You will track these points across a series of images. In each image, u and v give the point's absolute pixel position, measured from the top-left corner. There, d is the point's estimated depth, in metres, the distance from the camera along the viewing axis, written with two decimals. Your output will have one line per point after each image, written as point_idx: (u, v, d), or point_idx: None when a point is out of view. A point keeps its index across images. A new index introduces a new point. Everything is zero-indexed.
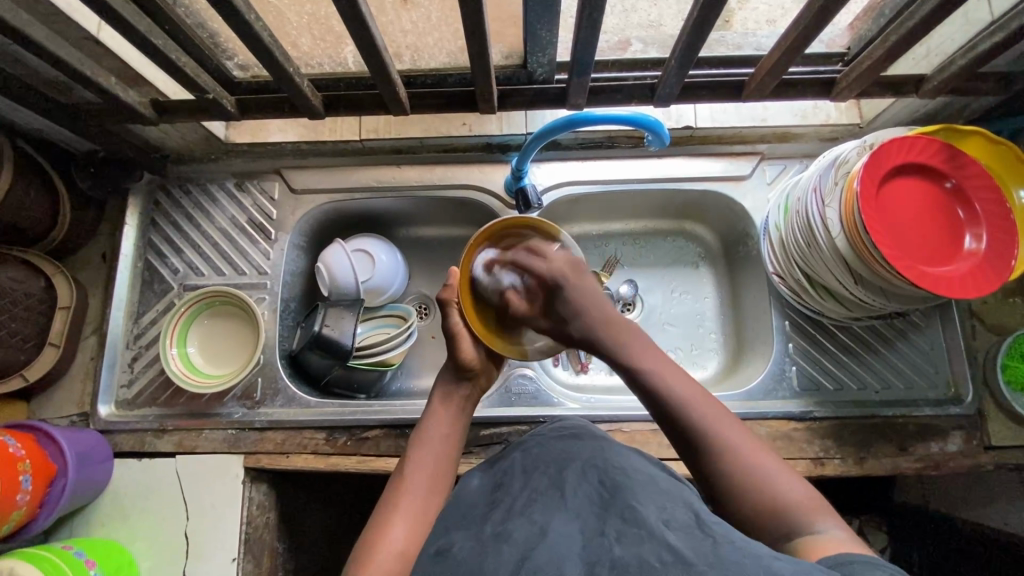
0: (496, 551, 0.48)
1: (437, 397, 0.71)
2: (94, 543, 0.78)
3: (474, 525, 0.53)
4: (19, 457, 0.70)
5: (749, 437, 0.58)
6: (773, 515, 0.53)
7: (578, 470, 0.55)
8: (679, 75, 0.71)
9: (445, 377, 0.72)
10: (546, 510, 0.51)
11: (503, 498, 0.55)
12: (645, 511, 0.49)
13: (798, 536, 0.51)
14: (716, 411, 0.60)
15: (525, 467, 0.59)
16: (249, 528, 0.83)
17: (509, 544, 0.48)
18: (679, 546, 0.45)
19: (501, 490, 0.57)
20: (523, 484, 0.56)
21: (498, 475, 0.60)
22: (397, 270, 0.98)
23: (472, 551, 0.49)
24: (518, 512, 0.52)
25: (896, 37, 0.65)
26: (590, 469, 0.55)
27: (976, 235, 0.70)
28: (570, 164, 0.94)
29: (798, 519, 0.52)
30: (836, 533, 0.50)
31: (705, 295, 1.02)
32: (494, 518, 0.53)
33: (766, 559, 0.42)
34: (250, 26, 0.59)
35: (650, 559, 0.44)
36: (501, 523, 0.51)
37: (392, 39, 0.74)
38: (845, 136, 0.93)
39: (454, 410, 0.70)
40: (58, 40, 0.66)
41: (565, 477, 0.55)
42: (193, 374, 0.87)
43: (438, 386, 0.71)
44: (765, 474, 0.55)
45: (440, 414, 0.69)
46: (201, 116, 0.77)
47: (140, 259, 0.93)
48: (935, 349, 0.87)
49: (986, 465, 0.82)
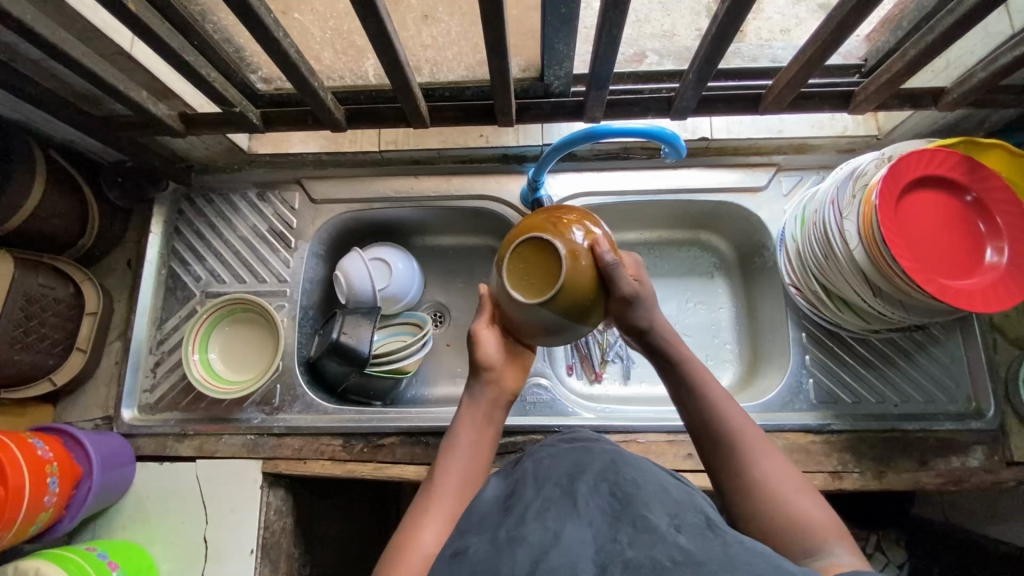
0: (510, 552, 0.48)
1: (469, 402, 0.67)
2: (115, 545, 0.79)
3: (489, 530, 0.53)
4: (46, 460, 0.72)
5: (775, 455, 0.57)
6: (782, 531, 0.53)
7: (590, 480, 0.55)
8: (696, 88, 0.71)
9: (475, 381, 0.68)
10: (559, 516, 0.51)
11: (517, 504, 0.55)
12: (657, 519, 0.49)
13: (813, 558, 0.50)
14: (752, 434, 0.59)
15: (537, 476, 0.59)
16: (266, 533, 0.84)
17: (524, 546, 0.48)
18: (690, 547, 0.45)
19: (514, 497, 0.56)
20: (535, 491, 0.56)
21: (512, 483, 0.60)
22: (413, 278, 0.99)
23: (486, 553, 0.49)
24: (531, 517, 0.52)
25: (916, 51, 0.65)
26: (601, 480, 0.55)
27: (998, 248, 0.70)
28: (585, 175, 0.95)
29: (811, 537, 0.51)
30: (847, 558, 0.49)
31: (721, 306, 1.02)
32: (507, 522, 0.53)
33: (778, 561, 0.43)
34: (279, 43, 0.61)
35: (662, 558, 0.44)
36: (515, 527, 0.51)
37: (413, 53, 0.76)
38: (863, 147, 0.92)
39: (485, 416, 0.66)
40: (94, 56, 0.69)
41: (577, 486, 0.55)
42: (213, 379, 0.88)
43: (471, 390, 0.67)
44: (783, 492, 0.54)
45: (472, 421, 0.66)
46: (227, 128, 0.79)
47: (163, 266, 0.95)
48: (956, 363, 0.86)
49: (1010, 481, 0.80)
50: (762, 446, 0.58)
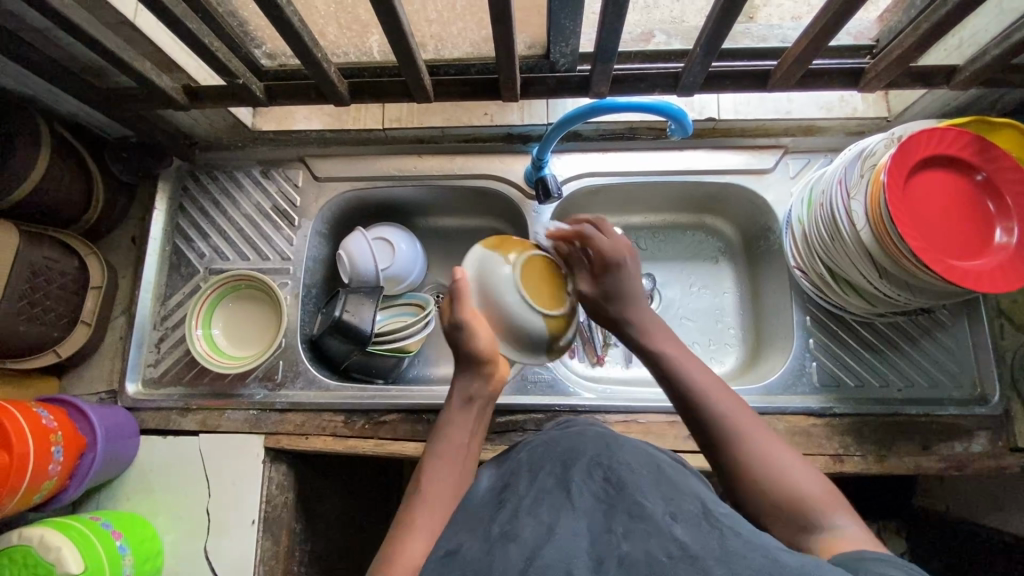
0: (503, 550, 0.48)
1: (455, 402, 0.68)
2: (119, 515, 0.80)
3: (482, 526, 0.53)
4: (51, 428, 0.72)
5: (765, 430, 0.58)
6: (780, 504, 0.53)
7: (585, 468, 0.55)
8: (703, 64, 0.70)
9: (467, 375, 0.68)
10: (553, 508, 0.51)
11: (511, 497, 0.55)
12: (652, 507, 0.49)
13: (815, 532, 0.51)
14: (732, 402, 0.60)
15: (531, 464, 0.59)
16: (268, 507, 0.84)
17: (517, 543, 0.48)
18: (685, 539, 0.45)
19: (509, 491, 0.57)
20: (529, 482, 0.56)
21: (505, 475, 0.60)
22: (416, 259, 0.98)
23: (479, 552, 0.49)
24: (526, 511, 0.52)
25: (927, 26, 0.64)
26: (595, 466, 0.55)
27: (1007, 228, 0.69)
28: (590, 156, 0.94)
29: (806, 508, 0.52)
30: (848, 528, 0.50)
31: (725, 290, 1.01)
32: (500, 517, 0.53)
33: (778, 554, 0.43)
34: (282, 11, 0.60)
35: (658, 554, 0.44)
36: (508, 522, 0.51)
37: (418, 28, 0.75)
38: (872, 130, 0.91)
39: (474, 416, 0.67)
40: (97, 24, 0.68)
41: (572, 475, 0.54)
42: (216, 354, 0.89)
43: (458, 389, 0.68)
44: (773, 461, 0.55)
45: (458, 421, 0.67)
46: (230, 102, 0.79)
47: (168, 242, 0.96)
48: (961, 348, 0.85)
49: (1012, 467, 0.80)
50: (743, 416, 0.59)
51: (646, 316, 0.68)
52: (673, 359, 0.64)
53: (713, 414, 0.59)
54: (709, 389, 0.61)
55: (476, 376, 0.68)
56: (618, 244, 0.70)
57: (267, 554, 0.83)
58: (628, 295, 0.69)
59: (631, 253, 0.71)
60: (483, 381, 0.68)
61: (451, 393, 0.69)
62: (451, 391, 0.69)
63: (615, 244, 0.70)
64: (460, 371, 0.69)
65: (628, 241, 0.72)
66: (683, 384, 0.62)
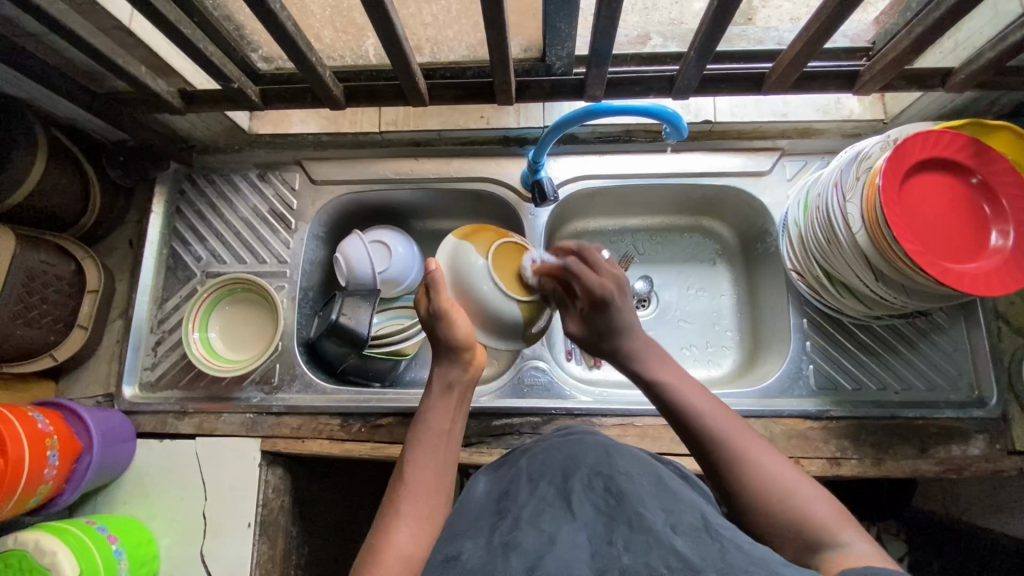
0: (504, 560, 0.47)
1: (435, 390, 0.69)
2: (115, 519, 0.80)
3: (483, 534, 0.53)
4: (47, 433, 0.72)
5: (768, 452, 0.58)
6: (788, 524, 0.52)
7: (585, 479, 0.55)
8: (698, 67, 0.70)
9: (445, 363, 0.70)
10: (553, 519, 0.51)
11: (511, 506, 0.55)
12: (652, 518, 0.49)
13: (823, 551, 0.50)
14: (733, 426, 0.60)
15: (531, 476, 0.59)
16: (264, 510, 0.84)
17: (517, 552, 0.48)
18: (685, 551, 0.45)
19: (509, 498, 0.57)
20: (529, 492, 0.56)
21: (504, 483, 0.60)
22: (413, 261, 0.98)
23: (479, 559, 0.48)
24: (526, 521, 0.52)
25: (922, 29, 0.64)
26: (595, 477, 0.55)
27: (1003, 231, 0.69)
28: (586, 159, 0.94)
29: (813, 530, 0.51)
30: (856, 546, 0.49)
31: (723, 293, 1.01)
32: (501, 527, 0.53)
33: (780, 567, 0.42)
34: (276, 16, 0.60)
35: (659, 565, 0.44)
36: (508, 532, 0.51)
37: (414, 31, 0.75)
38: (869, 132, 0.91)
39: (455, 404, 0.68)
40: (92, 29, 0.68)
41: (572, 486, 0.55)
42: (213, 358, 0.89)
43: (438, 377, 0.69)
44: (778, 483, 0.55)
45: (439, 408, 0.67)
46: (226, 106, 0.79)
47: (165, 246, 0.96)
48: (959, 351, 0.85)
49: (1009, 470, 0.80)
50: (745, 439, 0.59)
51: (644, 347, 0.69)
52: (671, 386, 0.65)
53: (716, 438, 0.59)
54: (709, 414, 0.61)
55: (453, 363, 0.69)
56: (608, 277, 0.71)
57: (263, 557, 0.83)
58: (622, 330, 0.70)
59: (621, 285, 0.71)
60: (464, 368, 0.69)
61: (431, 381, 0.70)
62: (431, 378, 0.70)
63: (604, 277, 0.71)
64: (439, 358, 0.70)
65: (618, 272, 0.72)
66: (683, 410, 0.62)
